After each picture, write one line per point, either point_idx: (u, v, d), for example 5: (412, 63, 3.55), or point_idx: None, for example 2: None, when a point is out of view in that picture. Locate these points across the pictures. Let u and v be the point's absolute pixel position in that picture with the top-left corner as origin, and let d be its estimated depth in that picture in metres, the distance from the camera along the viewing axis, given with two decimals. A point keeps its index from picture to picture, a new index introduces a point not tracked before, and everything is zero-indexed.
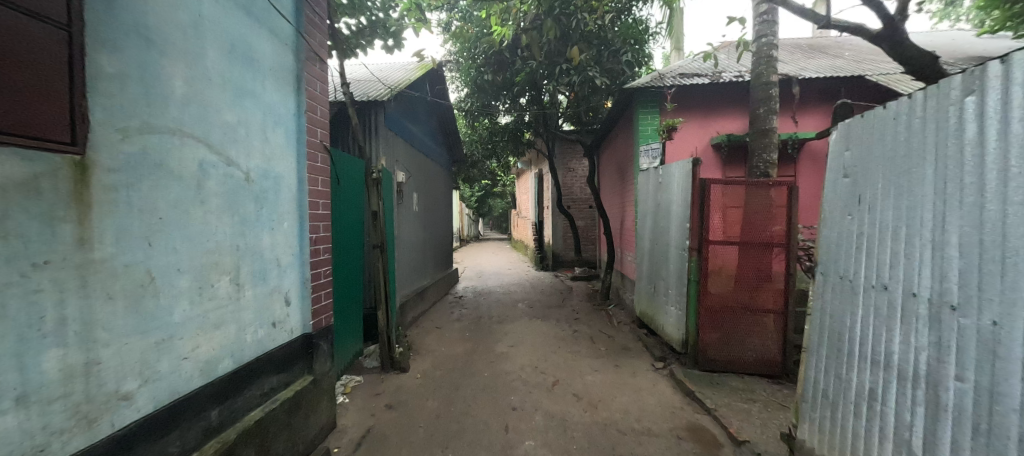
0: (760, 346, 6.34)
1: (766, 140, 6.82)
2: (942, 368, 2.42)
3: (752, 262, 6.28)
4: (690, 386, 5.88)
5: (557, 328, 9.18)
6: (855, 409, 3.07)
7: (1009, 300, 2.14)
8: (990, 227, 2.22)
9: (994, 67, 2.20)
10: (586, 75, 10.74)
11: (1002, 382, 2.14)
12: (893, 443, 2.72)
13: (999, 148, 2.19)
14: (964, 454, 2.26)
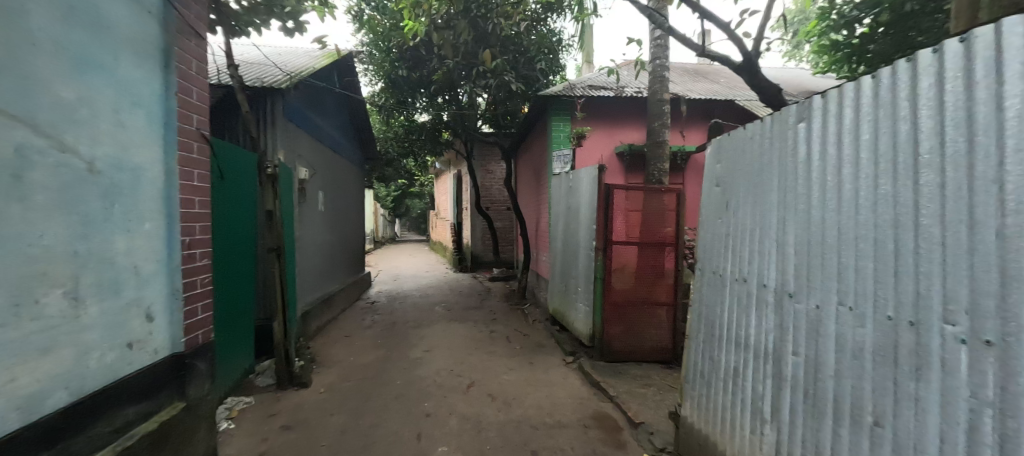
0: (657, 336, 7.06)
1: (660, 150, 7.59)
2: (784, 346, 2.94)
3: (649, 260, 6.93)
4: (596, 378, 6.34)
5: (472, 329, 9.31)
6: (724, 386, 3.60)
7: (823, 288, 2.59)
8: (812, 229, 2.67)
9: (817, 100, 2.69)
10: (502, 80, 11.03)
11: (821, 355, 2.60)
12: (751, 412, 3.24)
13: (817, 164, 2.63)
14: (797, 414, 2.77)
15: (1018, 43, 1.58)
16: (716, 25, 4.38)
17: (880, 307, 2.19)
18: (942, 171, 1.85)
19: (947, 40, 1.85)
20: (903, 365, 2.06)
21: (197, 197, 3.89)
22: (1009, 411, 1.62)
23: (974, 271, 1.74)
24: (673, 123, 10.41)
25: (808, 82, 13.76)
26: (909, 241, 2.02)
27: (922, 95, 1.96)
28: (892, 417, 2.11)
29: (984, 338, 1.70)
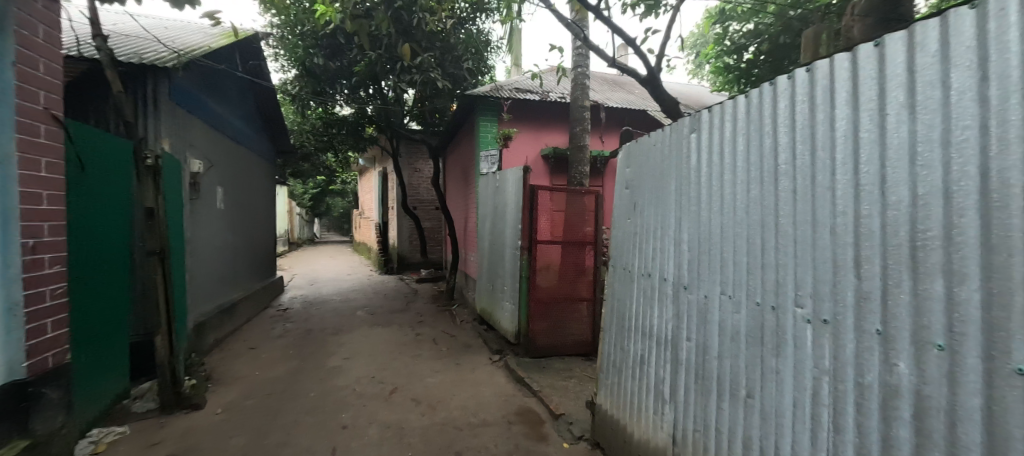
0: (579, 330, 7.44)
1: (582, 154, 7.98)
2: (679, 333, 3.28)
3: (571, 258, 7.26)
4: (521, 374, 6.53)
5: (396, 334, 9.13)
6: (632, 373, 3.91)
7: (709, 279, 2.95)
8: (703, 228, 3.03)
9: (705, 114, 3.04)
10: (428, 76, 10.87)
11: (707, 338, 2.95)
12: (653, 395, 3.57)
13: (708, 169, 2.97)
14: (689, 392, 3.12)
15: (845, 76, 1.93)
16: (624, 40, 4.72)
17: (752, 295, 2.53)
18: (795, 179, 2.20)
19: (796, 70, 2.20)
20: (768, 344, 2.40)
21: (46, 191, 3.47)
22: (841, 376, 1.96)
23: (815, 262, 2.08)
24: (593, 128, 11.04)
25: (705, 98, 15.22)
26: (771, 238, 2.37)
27: (781, 114, 2.30)
28: (761, 389, 2.45)
29: (822, 318, 2.05)
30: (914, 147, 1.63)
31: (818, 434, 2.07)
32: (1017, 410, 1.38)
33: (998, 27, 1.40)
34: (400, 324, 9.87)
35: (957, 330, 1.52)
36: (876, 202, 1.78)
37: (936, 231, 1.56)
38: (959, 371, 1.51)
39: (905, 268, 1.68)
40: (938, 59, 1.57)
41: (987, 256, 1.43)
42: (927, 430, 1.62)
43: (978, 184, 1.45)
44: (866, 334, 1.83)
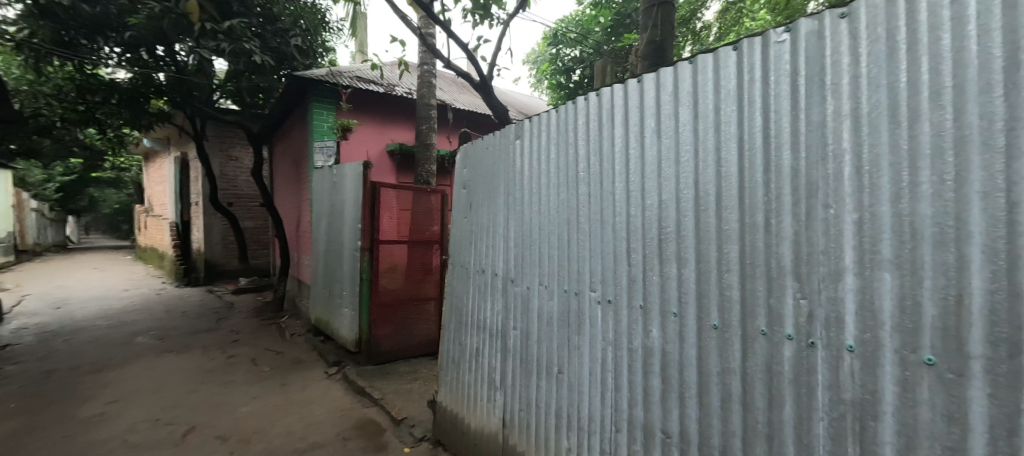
0: (426, 330, 7.49)
1: (429, 152, 8.02)
2: (509, 324, 3.54)
3: (417, 258, 7.23)
4: (361, 384, 6.23)
5: (198, 360, 7.76)
6: (468, 366, 4.08)
7: (531, 272, 3.28)
8: (525, 227, 3.35)
9: (526, 124, 3.36)
10: (242, 48, 9.30)
11: (530, 326, 3.28)
12: (487, 385, 3.79)
13: (529, 173, 3.28)
14: (515, 377, 3.42)
15: (620, 103, 2.41)
16: (457, 44, 4.91)
17: (561, 283, 2.93)
18: (589, 184, 2.64)
19: (589, 93, 2.65)
20: (573, 324, 2.81)
21: None
22: (620, 344, 2.44)
23: (603, 254, 2.54)
24: (442, 128, 11.14)
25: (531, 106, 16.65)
26: (574, 235, 2.79)
27: (580, 129, 2.73)
28: (569, 365, 2.85)
29: (607, 299, 2.51)
30: (661, 164, 2.14)
31: (606, 394, 2.52)
32: (713, 354, 1.94)
33: (701, 79, 1.95)
34: (205, 347, 8.43)
35: (684, 301, 2.06)
36: (639, 205, 2.27)
37: (672, 227, 2.09)
38: (685, 331, 2.05)
39: (656, 256, 2.19)
40: (672, 98, 2.09)
41: (698, 245, 1.97)
42: (670, 378, 2.15)
43: (693, 193, 1.99)
44: (634, 308, 2.33)
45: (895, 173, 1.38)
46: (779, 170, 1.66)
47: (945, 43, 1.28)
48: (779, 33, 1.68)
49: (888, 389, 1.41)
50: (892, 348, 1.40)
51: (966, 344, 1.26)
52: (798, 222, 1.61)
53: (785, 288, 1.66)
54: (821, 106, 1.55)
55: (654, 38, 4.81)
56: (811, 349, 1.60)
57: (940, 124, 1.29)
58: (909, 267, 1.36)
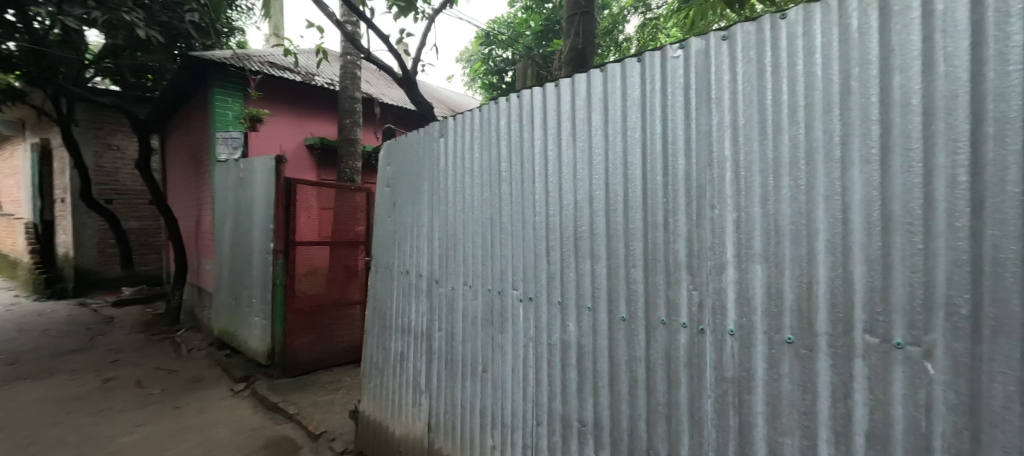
0: (350, 335, 7.13)
1: (353, 148, 7.65)
2: (433, 326, 3.47)
3: (340, 259, 6.87)
4: (274, 399, 5.79)
5: (66, 387, 6.70)
6: (392, 371, 3.95)
7: (454, 273, 3.25)
8: (448, 227, 3.31)
9: (451, 122, 3.31)
10: (118, 18, 8.19)
11: (454, 327, 3.24)
12: (411, 389, 3.69)
13: (453, 173, 3.25)
14: (439, 380, 3.37)
15: (538, 105, 2.50)
16: (377, 37, 4.75)
17: (484, 282, 2.95)
18: (510, 184, 2.70)
19: (511, 94, 2.71)
20: (496, 323, 2.85)
21: None
22: (541, 340, 2.52)
23: (524, 253, 2.60)
24: (367, 123, 10.87)
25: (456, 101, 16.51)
26: (497, 235, 2.83)
27: (503, 129, 2.79)
28: (492, 364, 2.88)
29: (528, 296, 2.59)
30: (576, 166, 2.26)
31: (528, 389, 2.60)
32: (622, 344, 2.08)
33: (611, 86, 2.09)
34: (76, 372, 7.30)
35: (596, 296, 2.18)
36: (557, 205, 2.37)
37: (586, 226, 2.21)
38: (598, 324, 2.19)
39: (572, 254, 2.30)
40: (585, 103, 2.22)
41: (609, 242, 2.11)
42: (584, 369, 2.27)
43: (604, 194, 2.12)
44: (552, 304, 2.43)
45: (765, 179, 1.59)
46: (675, 174, 1.84)
47: (800, 68, 1.51)
48: (674, 49, 1.86)
49: (760, 366, 1.63)
50: (763, 331, 1.61)
51: (814, 324, 1.49)
52: (690, 221, 1.79)
53: (680, 281, 1.85)
54: (708, 117, 1.74)
55: (576, 46, 5.05)
56: (701, 335, 1.79)
57: (797, 137, 1.51)
58: (775, 260, 1.57)
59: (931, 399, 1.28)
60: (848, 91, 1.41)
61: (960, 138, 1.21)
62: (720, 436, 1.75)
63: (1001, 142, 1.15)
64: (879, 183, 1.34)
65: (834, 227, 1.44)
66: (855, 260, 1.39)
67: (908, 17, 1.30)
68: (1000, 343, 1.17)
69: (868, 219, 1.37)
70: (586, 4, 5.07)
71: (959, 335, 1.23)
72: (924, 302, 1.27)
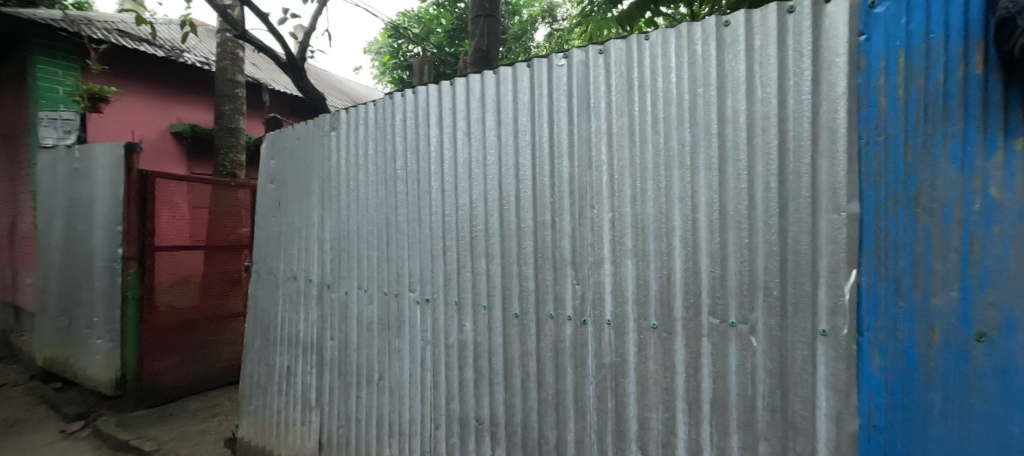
0: (229, 354, 6.15)
1: (233, 139, 6.75)
2: (324, 335, 3.18)
3: (218, 265, 5.97)
4: (125, 435, 4.79)
5: None
6: (277, 388, 3.55)
7: (348, 276, 3.03)
8: (342, 227, 3.07)
9: (342, 116, 3.09)
10: None
11: (347, 334, 3.01)
12: (301, 405, 3.35)
13: (346, 171, 3.03)
14: (330, 393, 3.11)
15: (434, 102, 2.48)
16: (255, 16, 4.33)
17: (380, 285, 2.79)
18: (406, 182, 2.62)
19: (406, 90, 2.64)
20: (392, 327, 2.71)
21: None
22: (438, 340, 2.48)
23: (420, 253, 2.54)
24: (253, 110, 9.89)
25: (353, 89, 15.61)
26: (392, 235, 2.70)
27: (398, 126, 2.70)
28: (389, 370, 2.73)
29: (425, 297, 2.53)
30: (471, 166, 2.28)
31: (426, 392, 2.54)
32: (515, 340, 2.16)
33: (503, 88, 2.18)
34: None
35: (492, 294, 2.23)
36: (453, 204, 2.37)
37: (482, 225, 2.25)
38: (493, 322, 2.24)
39: (467, 252, 2.32)
40: (479, 104, 2.27)
41: (503, 241, 2.18)
42: (481, 368, 2.30)
43: (498, 193, 2.18)
44: (449, 305, 2.41)
45: (634, 183, 1.81)
46: (560, 176, 1.99)
47: (659, 84, 1.77)
48: (558, 58, 2.01)
49: (631, 350, 1.84)
50: (633, 318, 1.83)
51: (672, 310, 1.74)
52: (574, 219, 1.96)
53: (565, 276, 2.00)
54: (588, 124, 1.92)
55: (482, 47, 5.12)
56: (584, 326, 1.95)
57: (659, 146, 1.76)
58: (642, 253, 1.80)
59: (755, 368, 1.57)
60: (695, 108, 1.68)
61: (772, 152, 1.53)
62: (600, 418, 1.92)
63: (798, 155, 1.49)
64: (718, 187, 1.63)
65: (685, 224, 1.70)
66: (701, 251, 1.67)
67: (734, 48, 1.62)
68: (799, 316, 1.49)
69: (710, 218, 1.65)
70: (491, 7, 5.17)
71: (773, 312, 1.54)
72: (750, 286, 1.58)
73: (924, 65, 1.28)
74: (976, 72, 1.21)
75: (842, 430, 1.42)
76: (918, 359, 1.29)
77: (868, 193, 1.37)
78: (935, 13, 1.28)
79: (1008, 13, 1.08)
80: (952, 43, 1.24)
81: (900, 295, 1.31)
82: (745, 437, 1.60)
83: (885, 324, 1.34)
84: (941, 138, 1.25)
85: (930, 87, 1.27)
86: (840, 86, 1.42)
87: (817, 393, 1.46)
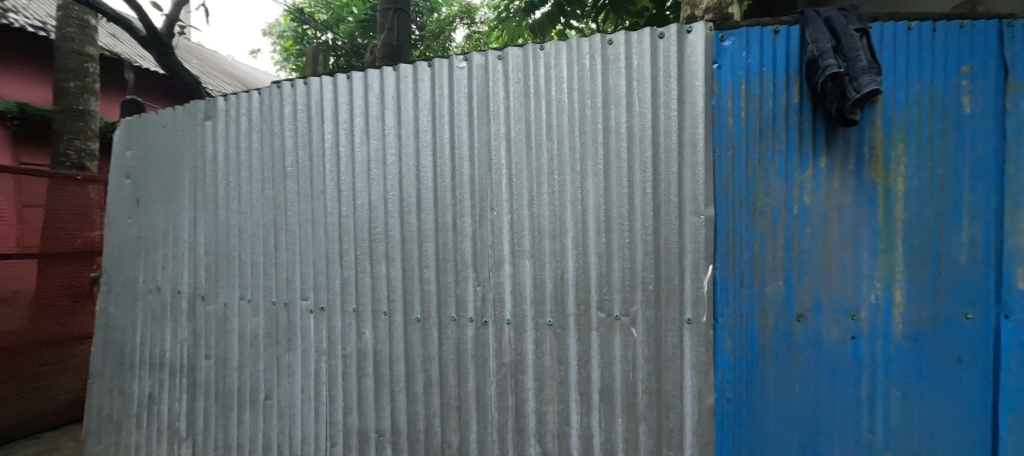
0: (74, 385, 4.74)
1: (81, 123, 4.94)
2: (197, 353, 2.73)
3: (57, 278, 4.50)
4: None
5: None
6: (136, 421, 3.01)
7: (228, 286, 2.59)
8: (221, 230, 2.62)
9: (221, 104, 2.59)
10: None
11: (227, 352, 2.58)
12: (168, 437, 2.87)
13: (224, 167, 2.59)
14: (206, 422, 2.68)
15: (329, 96, 2.27)
16: None
17: (268, 294, 2.44)
18: (297, 180, 2.34)
19: (295, 79, 2.34)
20: (281, 341, 2.40)
21: None
22: (334, 352, 2.29)
23: (314, 258, 2.31)
24: (108, 90, 8.40)
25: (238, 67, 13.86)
26: (282, 238, 2.39)
27: (287, 118, 2.37)
28: (277, 388, 2.43)
29: (319, 306, 2.30)
30: (370, 165, 2.17)
31: (320, 409, 2.32)
32: (417, 345, 2.12)
33: (403, 86, 2.12)
34: None
35: (392, 300, 2.15)
36: (351, 204, 2.22)
37: (381, 227, 2.16)
38: (393, 327, 2.16)
39: (366, 256, 2.20)
40: (378, 100, 2.17)
41: (404, 243, 2.12)
42: (381, 376, 2.19)
43: (399, 194, 2.12)
44: (347, 313, 2.25)
45: (530, 186, 1.91)
46: (461, 178, 2.01)
47: (553, 94, 1.90)
48: (459, 60, 2.03)
49: (529, 347, 1.94)
50: (531, 317, 1.93)
51: (566, 307, 1.89)
52: (474, 221, 1.99)
53: (466, 278, 2.02)
54: (488, 127, 1.97)
55: (391, 42, 4.96)
56: (485, 327, 1.99)
57: (553, 152, 1.89)
58: (539, 254, 1.91)
59: (636, 356, 1.82)
60: (584, 117, 1.86)
61: (647, 161, 1.79)
62: (501, 417, 1.99)
63: (668, 164, 1.77)
64: (605, 192, 1.83)
65: (576, 226, 1.87)
66: (590, 252, 1.85)
67: (616, 65, 1.83)
68: (670, 308, 1.78)
69: (598, 220, 1.84)
70: (401, 1, 5.03)
71: (650, 305, 1.80)
72: (631, 282, 1.82)
73: (759, 92, 1.75)
74: (795, 101, 1.73)
75: (703, 404, 1.76)
76: (758, 337, 1.76)
77: (721, 202, 1.76)
78: (763, 53, 1.75)
79: (815, 53, 1.62)
80: (777, 74, 1.74)
81: (746, 285, 1.76)
82: (628, 419, 1.84)
83: (736, 310, 1.76)
84: (772, 170, 1.74)
85: (763, 113, 1.74)
86: (699, 105, 1.74)
87: (684, 374, 1.78)
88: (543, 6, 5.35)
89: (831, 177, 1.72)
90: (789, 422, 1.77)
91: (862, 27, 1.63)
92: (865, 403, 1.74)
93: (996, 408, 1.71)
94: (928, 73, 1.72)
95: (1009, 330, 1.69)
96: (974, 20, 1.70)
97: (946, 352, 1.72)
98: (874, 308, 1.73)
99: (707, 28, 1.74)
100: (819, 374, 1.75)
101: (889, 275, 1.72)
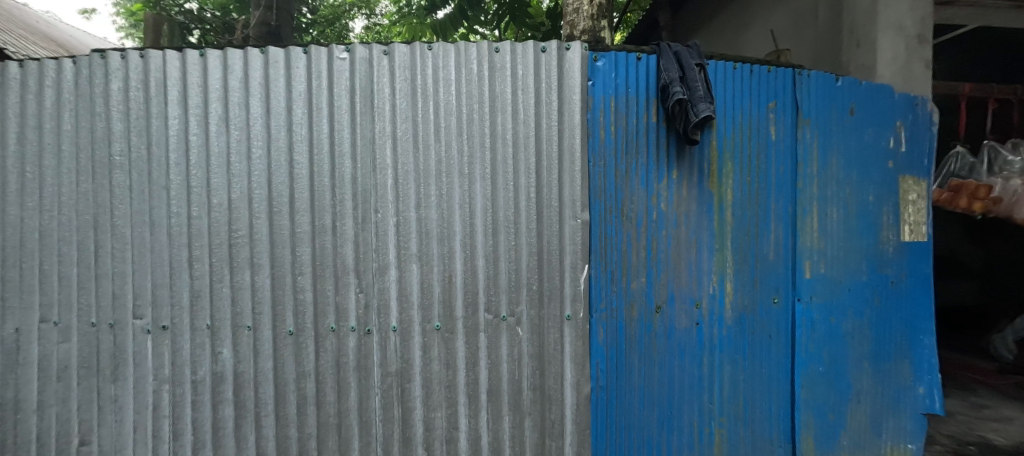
0: None
1: None
2: None
3: None
4: None
5: None
6: None
7: (27, 303, 1.97)
8: (11, 232, 1.97)
9: (13, 70, 1.98)
10: None
11: (24, 390, 1.97)
12: None
13: (19, 152, 1.98)
14: None
15: (175, 75, 1.92)
16: None
17: (84, 314, 1.95)
18: (129, 172, 1.92)
19: (126, 51, 1.93)
20: (103, 370, 1.95)
21: None
22: (179, 380, 1.93)
23: (154, 266, 1.92)
24: None
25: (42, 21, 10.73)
26: (106, 242, 1.94)
27: (116, 97, 1.94)
28: (97, 429, 1.96)
29: (160, 324, 1.93)
30: (230, 157, 1.90)
31: (165, 447, 1.94)
32: (288, 361, 1.91)
33: (272, 74, 1.90)
34: None
35: (257, 312, 1.91)
36: (204, 204, 1.91)
37: (244, 231, 1.90)
38: (260, 344, 1.91)
39: (224, 263, 1.92)
40: (241, 85, 1.91)
41: (272, 249, 1.90)
42: (244, 400, 1.92)
43: (267, 192, 1.90)
44: (198, 331, 1.92)
45: (417, 188, 1.88)
46: (341, 178, 1.87)
47: (441, 95, 1.89)
48: (339, 51, 1.89)
49: (416, 356, 1.89)
50: (418, 323, 1.88)
51: (454, 310, 1.88)
52: (357, 223, 1.88)
53: (348, 285, 1.88)
54: (373, 124, 1.88)
55: (268, 21, 4.49)
56: (368, 336, 1.89)
57: (440, 155, 1.88)
58: (426, 258, 1.88)
59: (521, 355, 1.90)
60: (471, 121, 1.89)
61: (530, 167, 1.89)
62: (385, 429, 1.89)
63: (550, 171, 1.89)
64: (491, 196, 1.88)
65: (464, 229, 1.88)
66: (478, 255, 1.88)
67: (502, 73, 1.90)
68: (552, 306, 1.90)
69: (486, 223, 1.88)
70: None
71: (533, 304, 1.89)
72: (516, 283, 1.89)
73: (625, 110, 1.97)
74: (653, 120, 1.99)
75: (580, 393, 1.92)
76: (626, 328, 1.97)
77: (595, 207, 1.93)
78: (629, 75, 1.97)
79: (670, 81, 1.88)
80: (639, 95, 1.99)
81: (616, 282, 1.96)
82: (514, 416, 1.91)
83: (607, 305, 1.95)
84: (636, 180, 1.97)
85: (628, 129, 1.97)
86: (576, 118, 1.90)
87: (564, 366, 1.91)
88: (444, 7, 5.29)
89: (680, 187, 2.02)
90: (650, 402, 2.01)
91: (701, 62, 1.94)
92: (708, 378, 2.06)
93: (791, 373, 2.18)
94: (747, 105, 2.12)
95: (800, 310, 2.17)
96: (776, 67, 2.16)
97: (761, 331, 2.13)
98: (713, 298, 2.06)
99: (583, 48, 1.90)
100: (673, 357, 2.03)
101: (721, 270, 2.07)
